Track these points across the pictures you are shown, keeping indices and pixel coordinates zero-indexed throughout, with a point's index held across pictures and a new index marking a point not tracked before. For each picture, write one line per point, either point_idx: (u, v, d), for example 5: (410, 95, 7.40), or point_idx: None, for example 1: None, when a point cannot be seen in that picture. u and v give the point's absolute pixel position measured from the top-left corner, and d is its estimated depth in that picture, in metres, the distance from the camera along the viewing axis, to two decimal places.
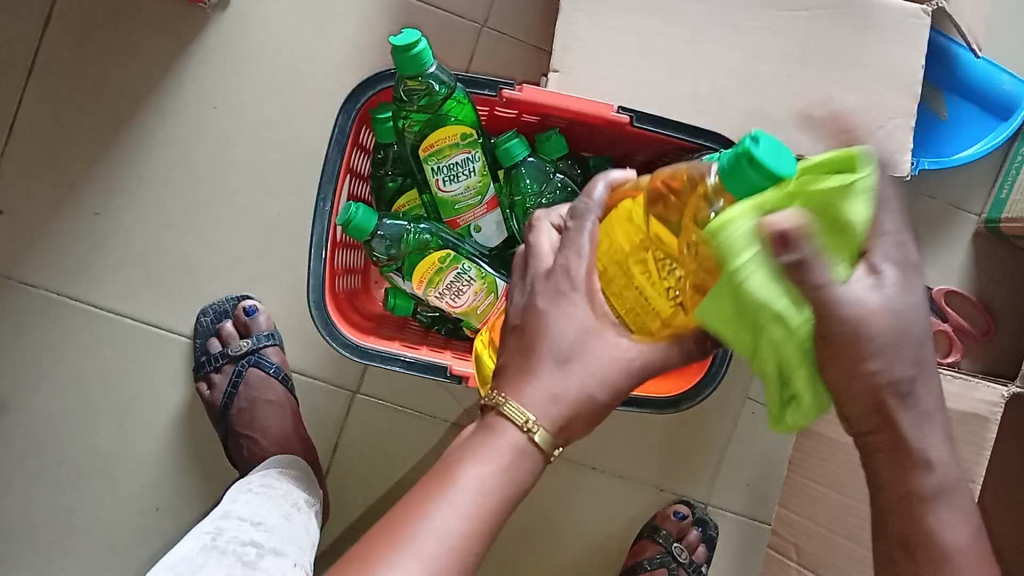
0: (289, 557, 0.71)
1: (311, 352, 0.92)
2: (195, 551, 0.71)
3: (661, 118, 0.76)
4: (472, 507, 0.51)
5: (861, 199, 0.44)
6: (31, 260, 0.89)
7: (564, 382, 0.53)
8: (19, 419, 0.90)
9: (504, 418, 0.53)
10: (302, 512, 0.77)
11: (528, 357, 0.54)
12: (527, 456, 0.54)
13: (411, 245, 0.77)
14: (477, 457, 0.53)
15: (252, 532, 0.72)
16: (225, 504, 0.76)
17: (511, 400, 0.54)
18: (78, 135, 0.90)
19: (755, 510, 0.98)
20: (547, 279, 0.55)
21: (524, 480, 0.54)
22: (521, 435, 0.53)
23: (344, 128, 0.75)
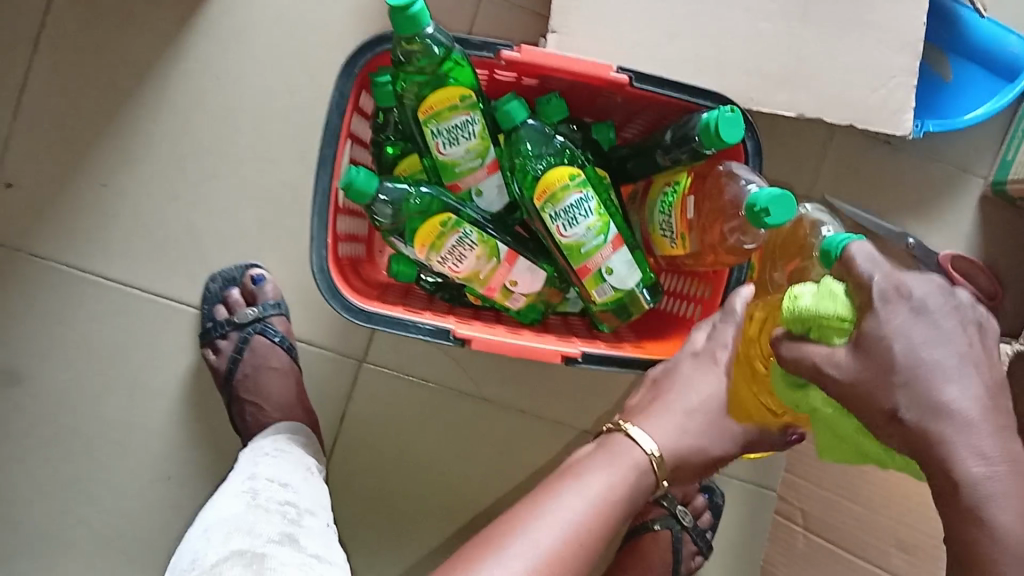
0: (322, 517, 0.74)
1: (316, 322, 0.93)
2: (239, 510, 0.71)
3: (661, 79, 0.76)
4: (593, 505, 0.63)
5: (817, 300, 0.52)
6: (41, 231, 0.90)
7: (683, 431, 0.69)
8: (30, 389, 0.91)
9: (630, 439, 0.68)
10: (317, 476, 0.79)
11: (659, 406, 0.70)
12: (645, 474, 0.67)
13: (412, 209, 0.78)
14: (603, 459, 0.67)
15: (285, 494, 0.74)
16: (245, 469, 0.77)
17: (637, 428, 0.69)
18: (85, 108, 0.91)
19: (761, 478, 0.97)
20: (697, 356, 0.70)
21: (636, 494, 0.66)
22: (643, 456, 0.67)
23: (344, 91, 0.74)
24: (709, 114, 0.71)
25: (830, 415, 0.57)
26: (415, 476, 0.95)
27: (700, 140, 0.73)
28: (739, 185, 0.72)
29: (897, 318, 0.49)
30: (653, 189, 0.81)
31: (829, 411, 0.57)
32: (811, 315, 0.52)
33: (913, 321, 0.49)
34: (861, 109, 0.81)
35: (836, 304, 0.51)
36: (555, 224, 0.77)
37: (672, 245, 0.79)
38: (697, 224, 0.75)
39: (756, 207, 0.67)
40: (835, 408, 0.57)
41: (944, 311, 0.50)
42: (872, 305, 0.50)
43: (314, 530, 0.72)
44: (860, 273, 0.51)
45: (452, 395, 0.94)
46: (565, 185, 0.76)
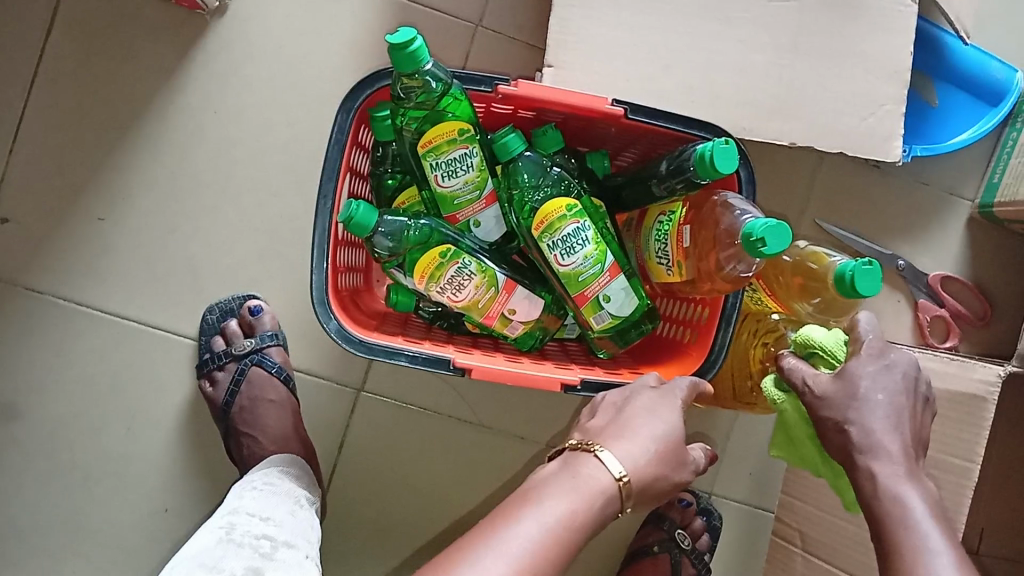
0: (301, 549, 0.71)
1: (315, 352, 0.93)
2: (210, 544, 0.70)
3: (654, 110, 0.77)
4: (555, 529, 0.59)
5: (825, 336, 0.68)
6: (37, 265, 0.90)
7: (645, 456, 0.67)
8: (27, 423, 0.90)
9: (600, 462, 0.65)
10: (304, 509, 0.76)
11: (625, 432, 0.69)
12: (610, 499, 0.64)
13: (412, 241, 0.78)
14: (567, 480, 0.63)
15: (264, 526, 0.71)
16: (230, 501, 0.75)
17: (607, 451, 0.66)
18: (81, 141, 0.91)
19: (757, 498, 0.99)
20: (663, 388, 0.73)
21: (598, 521, 0.63)
22: (610, 480, 0.64)
23: (343, 126, 0.75)
24: (704, 145, 0.73)
25: (794, 424, 0.72)
26: (413, 505, 0.95)
27: (695, 170, 0.74)
28: (734, 216, 0.73)
29: (868, 367, 0.64)
30: (648, 217, 0.82)
31: (795, 415, 0.72)
32: (814, 349, 0.68)
33: (879, 372, 0.64)
34: (850, 137, 0.82)
35: (838, 347, 0.68)
36: (552, 253, 0.78)
37: (669, 273, 0.80)
38: (693, 253, 0.76)
39: (845, 274, 0.67)
40: (799, 416, 0.72)
41: (904, 372, 0.65)
42: (860, 353, 0.65)
43: (286, 564, 0.69)
44: (858, 330, 0.67)
45: (450, 422, 0.95)
46: (562, 216, 0.77)
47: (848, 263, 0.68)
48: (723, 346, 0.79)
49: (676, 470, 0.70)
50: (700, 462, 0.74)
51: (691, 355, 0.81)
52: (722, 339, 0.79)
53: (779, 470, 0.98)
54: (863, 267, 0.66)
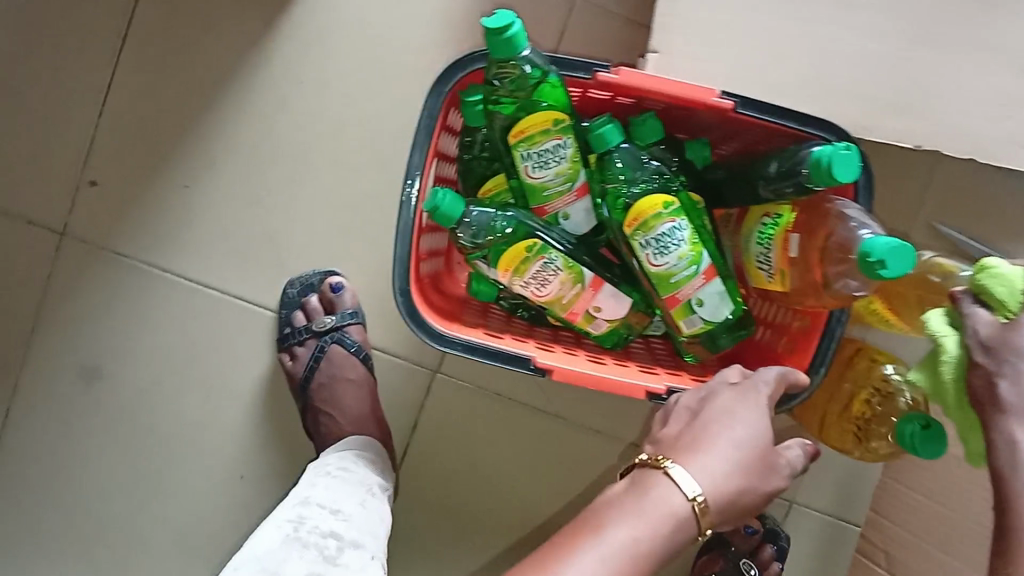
0: (367, 550, 0.70)
1: (394, 331, 0.91)
2: (276, 544, 0.70)
3: (765, 104, 0.71)
4: (616, 566, 0.55)
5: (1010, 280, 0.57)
6: (123, 231, 0.91)
7: (728, 470, 0.60)
8: (112, 384, 0.92)
9: (671, 480, 0.59)
10: (376, 498, 0.76)
11: (702, 442, 0.61)
12: (684, 524, 0.58)
13: (498, 233, 0.74)
14: (633, 505, 0.58)
15: (332, 523, 0.71)
16: (302, 488, 0.75)
17: (678, 466, 0.59)
18: (167, 107, 0.90)
19: (842, 509, 0.94)
20: (737, 387, 0.66)
21: (672, 548, 0.57)
22: (683, 503, 0.58)
23: (433, 109, 0.72)
24: (821, 148, 0.66)
25: (951, 383, 0.59)
26: (484, 489, 0.94)
27: (807, 175, 0.68)
28: (849, 228, 0.67)
29: None
30: (750, 216, 0.76)
31: (954, 375, 0.59)
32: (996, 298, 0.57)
33: None
34: (959, 137, 0.71)
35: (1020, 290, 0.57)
36: (644, 252, 0.74)
37: (769, 280, 0.74)
38: (800, 263, 0.71)
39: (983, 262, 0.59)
40: (958, 372, 0.59)
41: None
42: None
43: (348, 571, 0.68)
44: None
45: (526, 409, 0.92)
46: (658, 214, 0.72)
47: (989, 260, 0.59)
48: (824, 360, 0.74)
49: (765, 480, 0.62)
50: (799, 459, 0.66)
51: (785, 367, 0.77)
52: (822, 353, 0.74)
53: (870, 480, 0.93)
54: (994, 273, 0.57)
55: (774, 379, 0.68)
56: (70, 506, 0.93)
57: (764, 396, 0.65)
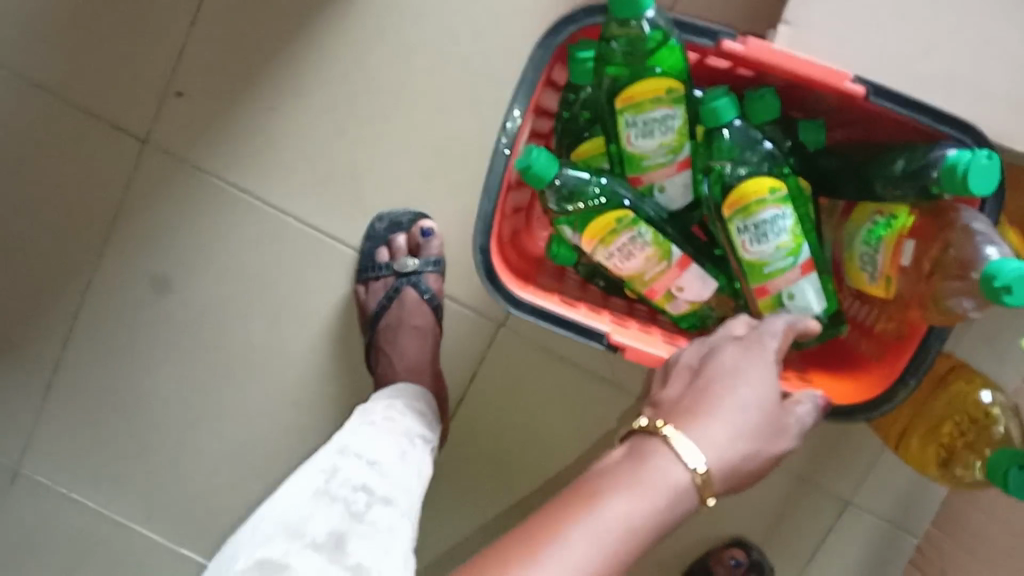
0: (397, 507, 0.67)
1: (467, 281, 0.90)
2: (306, 494, 0.66)
3: (904, 97, 0.64)
4: (612, 542, 0.49)
5: None
6: (204, 144, 0.90)
7: (734, 438, 0.55)
8: (178, 297, 0.93)
9: (672, 451, 0.53)
10: (415, 452, 0.74)
11: (703, 406, 0.56)
12: (684, 496, 0.53)
13: (589, 200, 0.71)
14: (628, 477, 0.52)
15: (366, 476, 0.68)
16: (341, 438, 0.73)
17: (679, 433, 0.54)
18: (262, 24, 0.88)
19: (901, 518, 0.90)
20: (739, 342, 0.61)
21: (671, 522, 0.52)
22: (684, 474, 0.53)
23: (538, 63, 0.68)
24: (955, 153, 0.61)
25: None
26: (534, 448, 0.92)
27: (937, 180, 0.63)
28: (971, 245, 0.62)
29: None
30: (858, 212, 0.71)
31: None
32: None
33: None
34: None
35: None
36: (740, 237, 0.69)
37: (870, 283, 0.69)
38: (912, 272, 0.66)
39: None
40: None
41: None
42: None
43: (375, 529, 0.64)
44: None
45: (587, 375, 0.90)
46: (762, 199, 0.67)
47: None
48: (918, 373, 0.69)
49: (772, 443, 0.58)
50: (806, 417, 0.61)
51: (876, 372, 0.73)
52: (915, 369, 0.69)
53: (935, 492, 0.89)
54: None
55: (783, 334, 0.63)
56: (129, 408, 0.95)
57: (772, 355, 0.61)
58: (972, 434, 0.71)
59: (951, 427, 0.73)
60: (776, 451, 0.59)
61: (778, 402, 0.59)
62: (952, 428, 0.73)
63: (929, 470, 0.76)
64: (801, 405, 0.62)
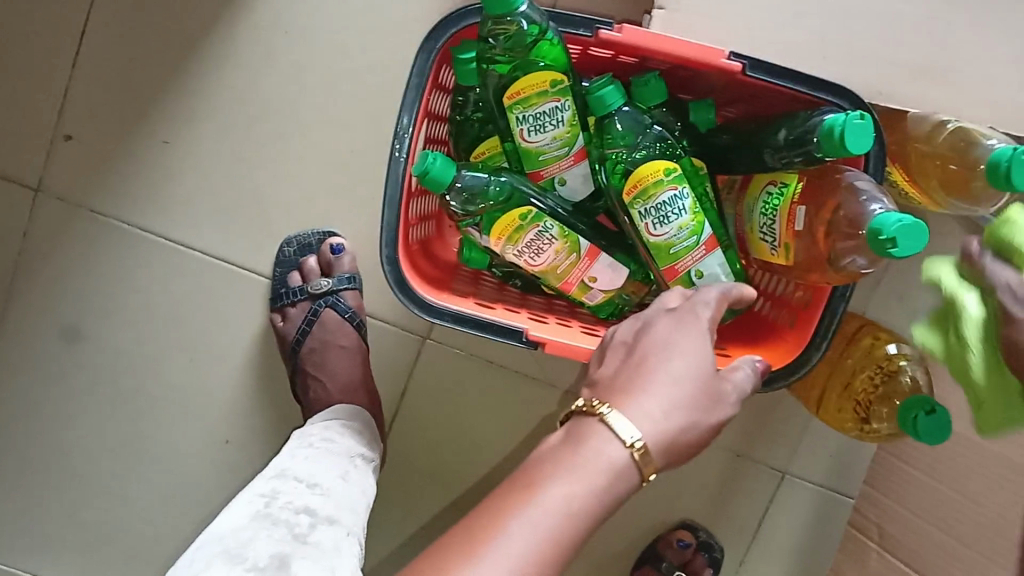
0: (342, 525, 0.65)
1: (386, 296, 0.89)
2: (247, 521, 0.65)
3: (778, 68, 0.67)
4: (553, 528, 0.48)
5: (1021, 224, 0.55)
6: (101, 187, 0.88)
7: (671, 410, 0.52)
8: (90, 346, 0.90)
9: (608, 430, 0.50)
10: (357, 470, 0.72)
11: (638, 380, 0.53)
12: (624, 475, 0.50)
13: (491, 199, 0.71)
14: (566, 459, 0.50)
15: (307, 497, 0.66)
16: (281, 462, 0.72)
17: (616, 412, 0.51)
18: (147, 60, 0.87)
19: (836, 481, 0.92)
20: (675, 310, 0.57)
21: (613, 502, 0.50)
22: (622, 452, 0.50)
23: (422, 68, 0.68)
24: (833, 116, 0.63)
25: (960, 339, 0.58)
26: (473, 456, 0.91)
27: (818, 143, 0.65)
28: (859, 203, 0.64)
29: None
30: (754, 185, 0.73)
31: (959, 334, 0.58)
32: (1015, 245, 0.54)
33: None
34: (922, 98, 0.68)
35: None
36: (643, 221, 0.70)
37: (773, 253, 0.71)
38: (807, 237, 0.67)
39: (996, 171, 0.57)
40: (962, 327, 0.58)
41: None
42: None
43: (320, 549, 0.62)
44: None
45: (517, 377, 0.90)
46: (659, 181, 0.68)
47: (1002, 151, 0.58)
48: (826, 335, 0.71)
49: (711, 416, 0.54)
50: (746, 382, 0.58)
51: (788, 339, 0.74)
52: (824, 330, 0.72)
53: (866, 453, 0.91)
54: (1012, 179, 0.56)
55: (719, 298, 0.58)
56: (52, 467, 0.92)
57: (709, 324, 0.56)
58: (884, 387, 0.73)
59: (864, 382, 0.74)
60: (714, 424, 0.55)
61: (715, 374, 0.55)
62: (866, 384, 0.74)
63: (847, 429, 0.78)
64: (741, 375, 0.58)
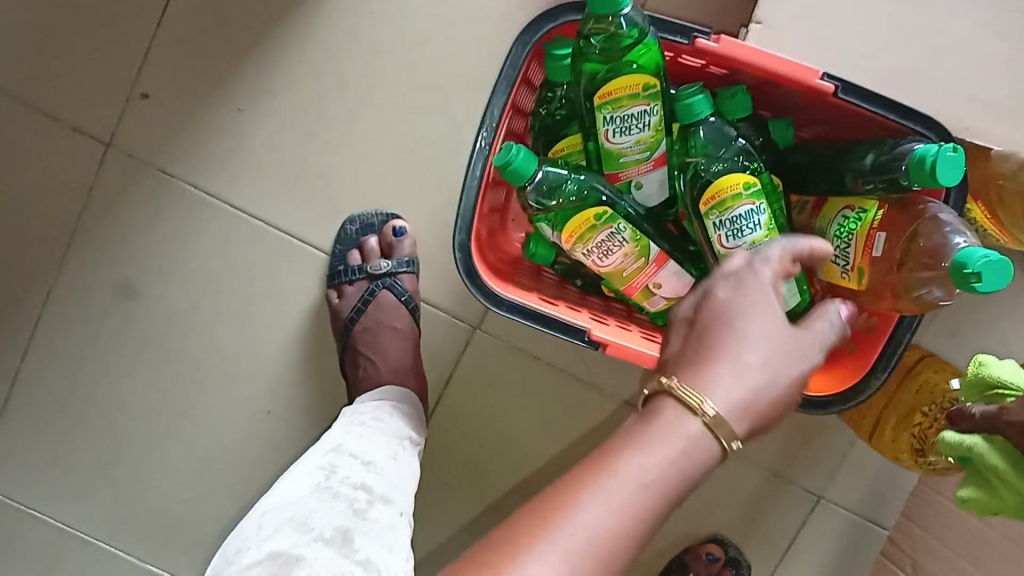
0: (395, 505, 0.66)
1: (442, 283, 0.89)
2: (307, 492, 0.65)
3: (870, 93, 0.67)
4: (630, 506, 0.46)
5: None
6: (171, 147, 0.88)
7: (741, 374, 0.50)
8: (145, 304, 0.91)
9: (677, 400, 0.49)
10: (407, 451, 0.73)
11: (703, 351, 0.51)
12: (701, 442, 0.48)
13: (567, 197, 0.71)
14: (637, 434, 0.49)
15: (363, 475, 0.67)
16: (337, 437, 0.72)
17: (682, 381, 0.50)
18: (229, 27, 0.88)
19: (871, 510, 0.92)
20: (730, 275, 0.55)
21: (692, 476, 0.48)
22: (694, 419, 0.48)
23: (516, 60, 0.69)
24: (926, 146, 0.62)
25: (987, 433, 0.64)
26: (511, 449, 0.92)
27: (905, 172, 0.64)
28: (942, 234, 0.63)
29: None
30: (829, 207, 0.73)
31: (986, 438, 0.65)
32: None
33: None
34: (1010, 135, 0.66)
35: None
36: (717, 233, 0.70)
37: (844, 276, 0.71)
38: (883, 263, 0.67)
39: (966, 268, 0.58)
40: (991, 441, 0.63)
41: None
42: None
43: (378, 526, 0.63)
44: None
45: (563, 376, 0.90)
46: (738, 194, 0.68)
47: (977, 253, 0.58)
48: (888, 365, 0.71)
49: (791, 374, 0.52)
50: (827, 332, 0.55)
51: (848, 366, 0.74)
52: (887, 358, 0.71)
53: (904, 485, 0.91)
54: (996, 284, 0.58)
55: (777, 258, 0.56)
56: (93, 420, 0.92)
57: (770, 284, 0.54)
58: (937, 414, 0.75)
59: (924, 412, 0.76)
60: (800, 383, 0.53)
61: (787, 333, 0.53)
62: (925, 413, 0.76)
63: (901, 458, 0.79)
64: (823, 325, 0.56)
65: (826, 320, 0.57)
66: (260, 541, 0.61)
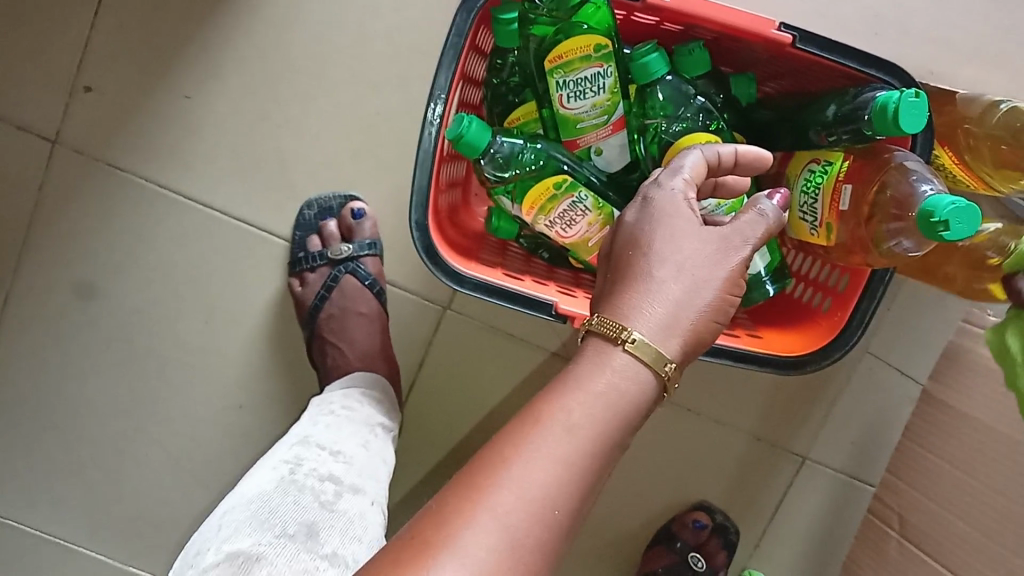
0: (366, 495, 0.65)
1: (407, 264, 0.87)
2: (271, 486, 0.63)
3: (828, 40, 0.64)
4: (562, 453, 0.44)
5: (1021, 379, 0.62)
6: (119, 140, 0.86)
7: (665, 296, 0.49)
8: (104, 303, 0.88)
9: (601, 336, 0.49)
10: (378, 438, 0.72)
11: (626, 283, 0.50)
12: (628, 374, 0.48)
13: (525, 167, 0.69)
14: (563, 380, 0.48)
15: (331, 466, 0.65)
16: (303, 428, 0.70)
17: (603, 317, 0.49)
18: (172, 11, 0.85)
19: (856, 468, 0.91)
20: (642, 197, 0.53)
21: (624, 411, 0.47)
22: (615, 348, 0.48)
23: (462, 28, 0.66)
24: (888, 93, 0.59)
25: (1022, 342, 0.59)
26: (492, 431, 0.90)
27: (869, 121, 0.61)
28: (909, 183, 0.61)
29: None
30: (795, 162, 0.71)
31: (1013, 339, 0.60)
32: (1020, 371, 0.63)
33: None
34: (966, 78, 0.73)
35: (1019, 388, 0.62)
36: None
37: (813, 233, 0.69)
38: (852, 216, 0.65)
39: (934, 216, 0.56)
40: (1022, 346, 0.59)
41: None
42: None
43: (347, 517, 0.62)
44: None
45: (539, 352, 0.88)
46: None
47: (944, 198, 0.56)
48: (861, 324, 0.70)
49: (718, 281, 0.50)
50: (761, 219, 0.52)
51: (822, 325, 0.73)
52: (862, 313, 0.70)
53: (888, 440, 0.90)
54: (958, 227, 0.56)
55: (688, 166, 0.53)
56: (60, 426, 0.90)
57: (682, 191, 0.52)
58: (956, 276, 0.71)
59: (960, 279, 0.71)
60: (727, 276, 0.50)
61: (705, 240, 0.50)
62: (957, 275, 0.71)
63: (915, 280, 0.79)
64: (750, 216, 0.52)
65: (756, 210, 0.52)
66: (221, 542, 0.60)
